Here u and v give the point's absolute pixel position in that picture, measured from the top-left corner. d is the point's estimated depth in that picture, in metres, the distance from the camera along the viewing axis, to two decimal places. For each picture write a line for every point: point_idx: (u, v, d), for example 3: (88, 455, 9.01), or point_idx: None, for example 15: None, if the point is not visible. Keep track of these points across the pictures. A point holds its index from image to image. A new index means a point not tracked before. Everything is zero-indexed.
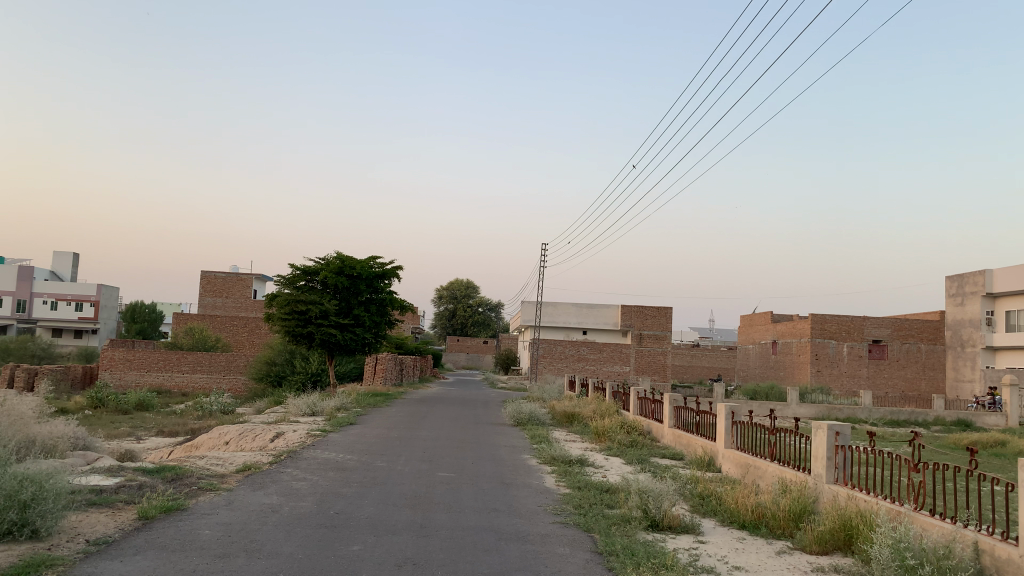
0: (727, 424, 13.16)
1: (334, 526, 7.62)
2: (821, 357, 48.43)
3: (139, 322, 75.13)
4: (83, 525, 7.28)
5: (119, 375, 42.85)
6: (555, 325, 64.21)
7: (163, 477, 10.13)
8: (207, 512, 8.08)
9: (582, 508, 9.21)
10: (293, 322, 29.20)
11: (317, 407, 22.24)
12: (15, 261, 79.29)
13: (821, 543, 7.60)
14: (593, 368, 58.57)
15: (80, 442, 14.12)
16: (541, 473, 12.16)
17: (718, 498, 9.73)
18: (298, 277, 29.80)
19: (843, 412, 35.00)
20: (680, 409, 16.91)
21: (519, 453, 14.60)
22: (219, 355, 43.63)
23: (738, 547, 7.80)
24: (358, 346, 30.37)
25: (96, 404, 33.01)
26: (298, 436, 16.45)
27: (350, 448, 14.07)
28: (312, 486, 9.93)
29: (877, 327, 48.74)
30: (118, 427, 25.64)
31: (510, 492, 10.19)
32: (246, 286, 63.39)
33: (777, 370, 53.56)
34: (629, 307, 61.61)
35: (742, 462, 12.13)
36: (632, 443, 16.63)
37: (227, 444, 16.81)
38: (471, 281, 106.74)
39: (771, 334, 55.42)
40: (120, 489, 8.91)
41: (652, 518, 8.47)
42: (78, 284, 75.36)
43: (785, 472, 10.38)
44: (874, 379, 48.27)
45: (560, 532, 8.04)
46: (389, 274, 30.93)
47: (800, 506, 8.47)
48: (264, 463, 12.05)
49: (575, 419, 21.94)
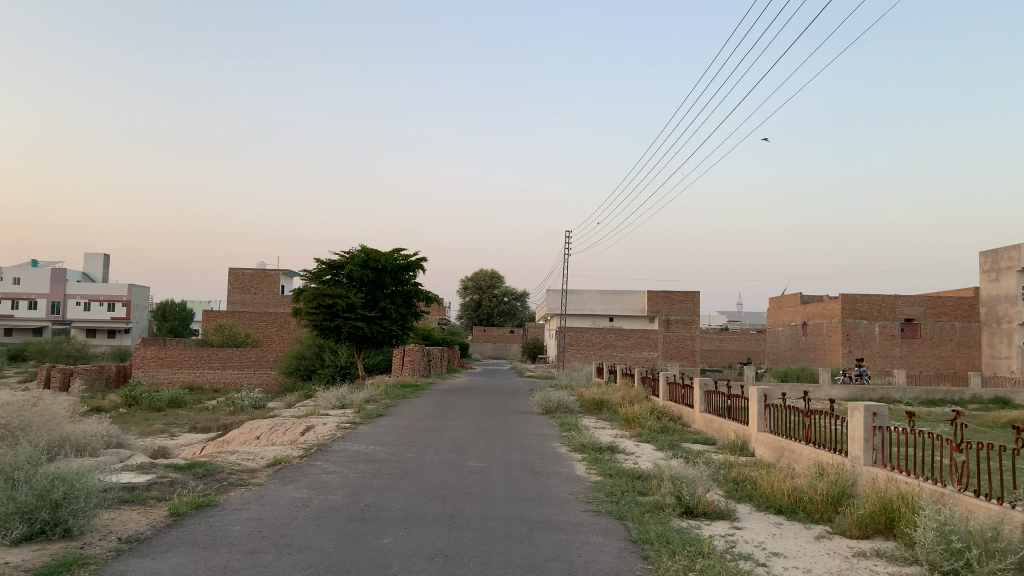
0: (760, 408, 12.94)
1: (364, 519, 7.56)
2: (852, 337, 47.80)
3: (170, 320, 76.10)
4: (115, 523, 7.30)
5: (152, 373, 43.38)
6: (581, 312, 64.02)
7: (194, 473, 10.16)
8: (237, 507, 8.07)
9: (614, 496, 9.08)
10: (320, 316, 29.31)
11: (347, 400, 22.32)
12: (48, 264, 80.76)
13: (861, 527, 7.39)
14: (621, 355, 58.32)
15: (114, 439, 14.26)
16: (571, 461, 12.06)
17: (753, 483, 9.53)
18: (324, 271, 29.91)
19: (876, 393, 34.49)
20: (710, 394, 16.71)
21: (549, 441, 14.51)
22: (249, 351, 44.02)
23: (775, 532, 7.62)
24: (385, 338, 30.44)
25: (130, 402, 33.44)
26: (328, 429, 16.48)
27: (379, 441, 14.05)
28: (342, 478, 9.90)
29: (909, 305, 47.96)
30: (152, 424, 25.98)
31: (541, 481, 10.07)
32: (274, 281, 63.92)
33: (808, 352, 52.94)
34: (656, 293, 61.25)
35: (775, 446, 11.94)
36: (663, 429, 16.46)
37: (259, 439, 16.88)
38: (496, 271, 106.74)
39: (801, 316, 54.77)
40: (152, 486, 8.93)
41: (686, 504, 8.31)
42: (110, 284, 76.51)
43: (821, 455, 10.15)
44: (907, 359, 47.58)
45: (593, 520, 7.92)
46: (414, 266, 30.95)
47: (838, 490, 8.26)
48: (294, 457, 12.06)
49: (604, 405, 21.78)
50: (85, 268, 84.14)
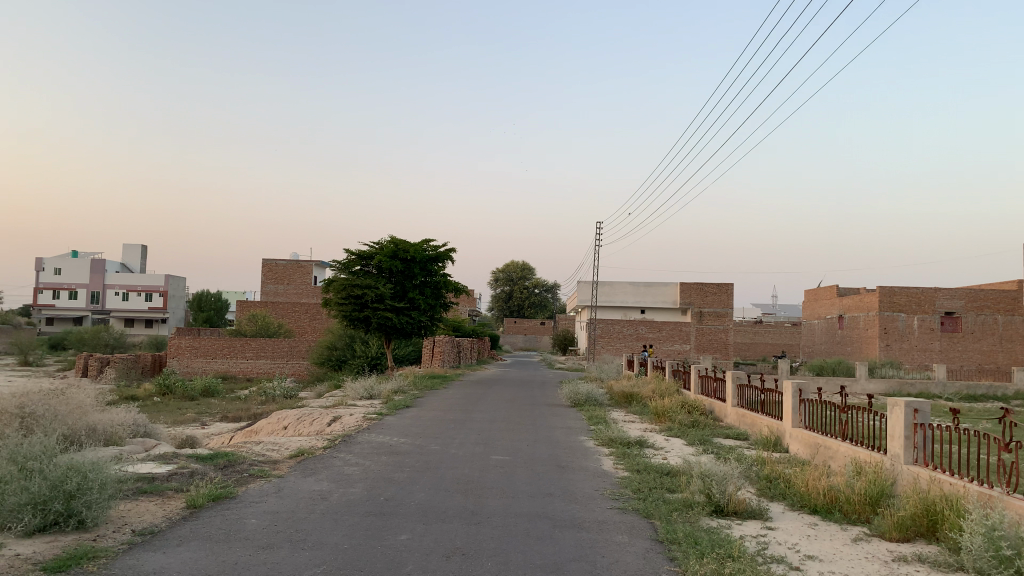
0: (795, 403, 12.52)
1: (383, 514, 7.37)
2: (890, 331, 46.74)
3: (206, 310, 77.09)
4: (130, 514, 7.21)
5: (187, 362, 43.86)
6: (612, 304, 63.57)
7: (215, 464, 10.06)
8: (255, 500, 7.93)
9: (642, 492, 8.79)
10: (349, 307, 29.28)
11: (374, 390, 22.29)
12: (87, 255, 82.26)
13: (901, 529, 7.01)
14: (653, 347, 57.66)
15: (142, 428, 14.31)
16: (598, 455, 11.77)
17: (787, 481, 9.16)
18: (353, 262, 29.89)
19: (915, 388, 33.63)
20: (743, 387, 16.30)
21: (576, 435, 14.21)
22: (281, 341, 44.33)
23: (810, 533, 7.27)
24: (414, 329, 30.36)
25: (164, 391, 33.84)
26: (355, 420, 16.41)
27: (405, 432, 13.88)
28: (364, 471, 9.74)
29: (949, 299, 46.76)
30: (185, 413, 26.18)
31: (566, 476, 9.82)
32: (306, 272, 64.31)
33: (844, 346, 51.91)
34: (688, 285, 60.54)
35: (811, 442, 11.52)
36: (694, 424, 16.09)
37: (286, 429, 16.85)
38: (528, 263, 106.35)
39: (837, 309, 53.64)
40: (171, 476, 8.85)
41: (716, 502, 8.01)
42: (147, 275, 77.66)
43: (858, 453, 9.75)
44: (947, 353, 46.41)
45: (617, 518, 7.64)
46: (443, 256, 30.80)
47: (877, 489, 7.88)
48: (318, 448, 11.95)
49: (634, 399, 21.43)
50: (123, 259, 85.55)
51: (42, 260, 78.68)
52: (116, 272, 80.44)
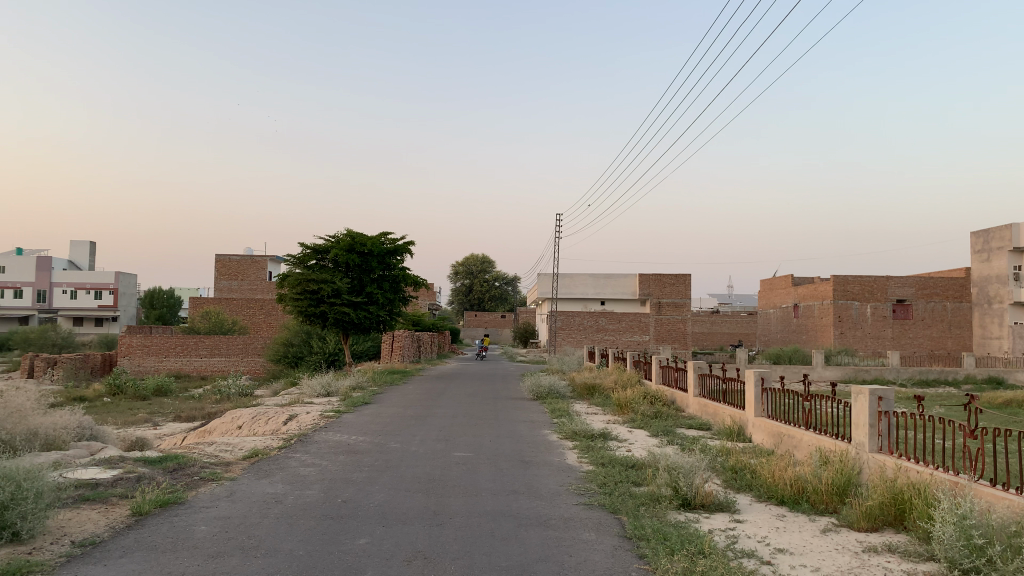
0: (757, 392, 12.49)
1: (340, 517, 7.07)
2: (844, 319, 47.56)
3: (158, 307, 75.32)
4: (71, 524, 6.79)
5: (138, 361, 42.69)
6: (572, 296, 63.71)
7: (164, 468, 9.61)
8: (205, 505, 7.56)
9: (608, 487, 8.61)
10: (305, 303, 28.67)
11: (332, 388, 21.84)
12: (33, 253, 79.69)
13: (870, 519, 6.92)
14: (613, 338, 57.84)
15: (88, 430, 13.73)
16: (562, 450, 11.57)
17: (753, 472, 9.07)
18: (308, 256, 29.30)
19: (870, 374, 34.17)
20: (705, 377, 16.27)
21: (539, 429, 13.99)
22: (236, 338, 43.37)
23: (779, 526, 7.15)
24: (372, 324, 29.90)
25: (115, 391, 32.85)
26: (312, 418, 16.01)
27: (364, 430, 13.53)
28: (321, 472, 9.40)
29: (900, 286, 47.67)
30: (136, 414, 25.42)
31: (529, 472, 9.59)
32: (262, 268, 63.18)
33: (800, 334, 52.70)
34: (647, 276, 60.86)
35: (774, 432, 11.49)
36: (657, 414, 16.00)
37: (241, 429, 16.35)
38: (487, 256, 106.09)
39: (793, 298, 54.40)
40: (117, 482, 8.42)
41: (683, 496, 7.83)
42: (96, 272, 75.56)
43: (823, 441, 9.72)
44: (899, 340, 47.36)
45: (583, 514, 7.45)
46: (401, 250, 30.33)
47: (844, 479, 7.79)
48: (273, 448, 11.54)
49: (596, 391, 21.33)
50: (70, 256, 83.04)
51: None
52: (64, 270, 78.13)
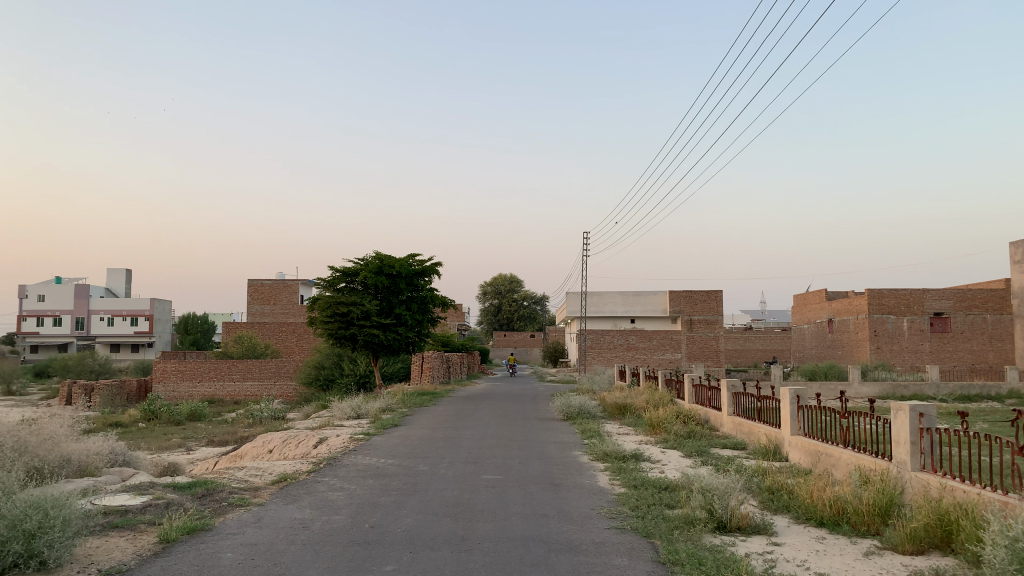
0: (793, 410, 12.19)
1: (367, 543, 6.96)
2: (880, 333, 46.70)
3: (192, 332, 76.29)
4: (98, 552, 6.76)
5: (173, 387, 43.16)
6: (602, 314, 63.38)
7: (192, 494, 9.58)
8: (233, 532, 7.49)
9: (640, 510, 8.41)
10: (335, 325, 28.77)
11: (362, 410, 21.82)
12: (71, 281, 81.33)
13: (915, 541, 6.64)
14: (644, 357, 57.33)
15: (121, 456, 13.81)
16: (593, 471, 11.36)
17: (790, 493, 8.79)
18: (338, 279, 29.45)
19: (909, 389, 33.35)
20: (739, 395, 15.96)
21: (569, 450, 13.79)
22: (269, 362, 43.66)
23: (819, 549, 6.89)
24: (401, 346, 29.90)
25: (149, 417, 33.21)
26: (342, 441, 15.96)
27: (392, 453, 13.43)
28: (348, 497, 9.30)
29: (938, 299, 46.70)
30: (169, 439, 25.59)
31: (558, 495, 9.40)
32: (293, 291, 63.75)
33: (835, 349, 51.80)
34: (677, 293, 60.37)
35: (811, 450, 11.18)
36: (690, 434, 15.70)
37: (271, 453, 16.37)
38: (515, 275, 106.12)
39: (827, 313, 53.60)
40: (146, 509, 8.40)
41: (718, 519, 7.62)
42: (132, 299, 76.79)
43: (862, 460, 9.43)
44: (937, 354, 46.32)
45: (615, 539, 7.25)
46: (430, 271, 30.36)
47: (885, 499, 7.50)
48: (302, 473, 11.48)
49: (627, 410, 21.05)
50: (107, 283, 84.61)
51: (25, 288, 77.80)
52: (101, 297, 79.57)
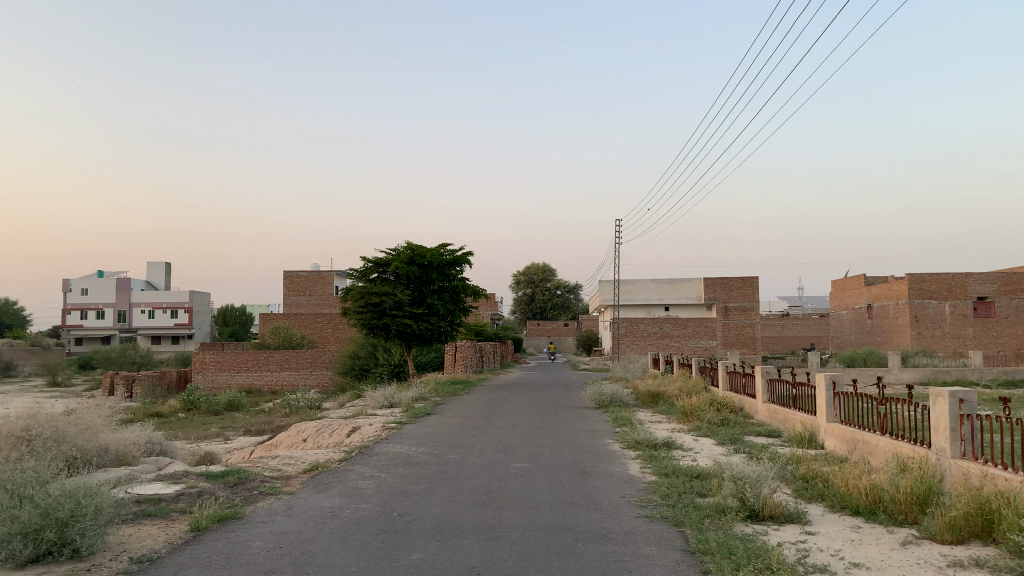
0: (829, 397, 11.95)
1: (395, 531, 6.96)
2: (921, 318, 45.71)
3: (231, 324, 77.49)
4: (131, 540, 6.85)
5: (211, 377, 43.84)
6: (636, 303, 63.01)
7: (225, 482, 9.69)
8: (262, 520, 7.55)
9: (671, 498, 8.29)
10: (368, 315, 28.94)
11: (395, 399, 21.93)
12: (114, 275, 83.11)
13: (955, 531, 6.45)
14: (678, 344, 56.86)
15: (158, 445, 14.03)
16: (624, 460, 11.27)
17: (826, 481, 8.60)
18: (370, 270, 29.62)
19: (952, 376, 32.59)
20: (774, 382, 15.71)
21: (601, 438, 13.69)
22: (305, 352, 44.13)
23: (854, 538, 6.73)
24: (434, 335, 29.99)
25: (189, 406, 33.81)
26: (374, 430, 16.03)
27: (423, 441, 13.48)
28: (378, 485, 9.32)
29: (981, 283, 45.56)
30: (208, 429, 25.97)
31: (589, 483, 9.34)
32: (328, 283, 64.37)
33: (874, 335, 50.88)
34: (712, 280, 59.69)
35: (848, 438, 10.94)
36: (724, 422, 15.50)
37: (305, 441, 16.54)
38: (549, 264, 105.99)
39: (866, 298, 52.64)
40: (178, 497, 8.50)
41: (750, 507, 7.47)
42: (172, 292, 78.19)
43: (900, 447, 9.21)
44: (981, 339, 45.23)
45: (645, 527, 7.16)
46: (461, 261, 30.37)
47: (924, 487, 7.29)
48: (333, 461, 11.54)
49: (660, 398, 20.86)
50: (148, 277, 86.26)
51: (69, 282, 79.64)
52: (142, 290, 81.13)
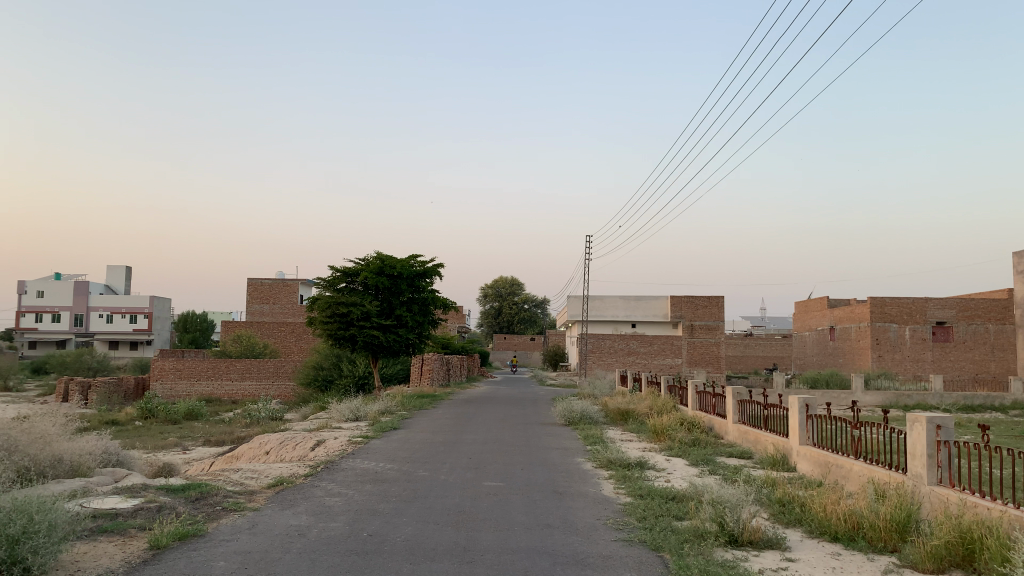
0: (802, 419, 11.92)
1: (366, 552, 6.70)
2: (882, 342, 46.39)
3: (191, 331, 76.03)
4: (85, 559, 6.49)
5: (170, 385, 42.87)
6: (603, 319, 63.15)
7: (186, 496, 9.33)
8: (226, 538, 7.23)
9: (647, 521, 8.14)
10: (334, 325, 28.49)
11: (360, 412, 21.52)
12: (72, 277, 81.15)
13: (936, 560, 6.36)
14: (644, 362, 57.03)
15: (115, 456, 13.53)
16: (597, 480, 11.10)
17: (802, 505, 8.51)
18: (338, 279, 29.21)
19: (912, 399, 33.00)
20: (745, 402, 15.67)
21: (573, 456, 13.53)
22: (267, 361, 43.37)
23: (835, 566, 6.62)
24: (401, 347, 29.63)
25: (146, 415, 32.95)
26: (340, 444, 15.68)
27: (391, 457, 13.18)
28: (347, 502, 9.04)
29: (940, 308, 46.41)
30: (166, 438, 25.28)
31: (564, 504, 9.15)
32: (293, 291, 63.54)
33: (836, 357, 51.54)
34: (678, 298, 60.04)
35: (821, 461, 10.90)
36: (694, 442, 15.41)
37: (267, 455, 16.11)
38: (516, 278, 105.98)
39: (828, 320, 53.34)
40: (136, 513, 8.12)
41: (729, 532, 7.34)
42: (131, 296, 76.51)
43: (875, 472, 9.18)
44: (940, 363, 46.04)
45: (624, 551, 6.99)
46: (431, 272, 30.09)
47: (903, 514, 7.22)
48: (298, 476, 11.21)
49: (630, 416, 20.77)
50: (107, 280, 84.34)
51: (24, 283, 77.51)
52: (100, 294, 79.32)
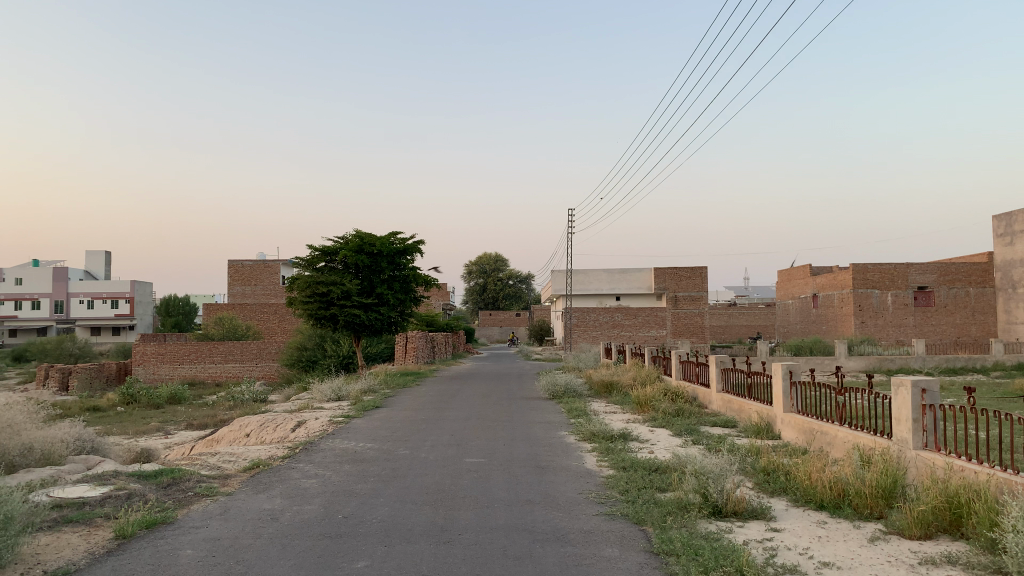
0: (785, 386, 11.78)
1: (340, 536, 6.48)
2: (865, 308, 46.62)
3: (174, 315, 75.37)
4: (47, 551, 6.23)
5: (152, 369, 42.39)
6: (587, 292, 63.15)
7: (157, 483, 9.05)
8: (195, 525, 6.99)
9: (630, 493, 7.97)
10: (315, 305, 28.15)
11: (343, 391, 21.28)
12: (50, 264, 80.07)
13: (923, 525, 6.23)
14: (629, 334, 57.11)
15: (89, 443, 13.22)
16: (581, 453, 10.92)
17: (786, 473, 8.39)
18: (317, 258, 28.80)
19: (895, 363, 33.15)
20: (727, 371, 15.57)
21: (555, 430, 13.35)
22: (250, 343, 42.95)
23: (820, 535, 6.48)
24: (383, 325, 29.38)
25: (128, 400, 32.59)
26: (320, 424, 15.46)
27: (371, 436, 12.93)
28: (322, 484, 8.80)
29: (921, 273, 46.62)
30: (148, 423, 25.01)
31: (545, 479, 8.97)
32: (274, 272, 62.98)
33: (819, 324, 51.77)
34: (662, 269, 59.93)
35: (805, 429, 10.76)
36: (678, 412, 15.28)
37: (248, 437, 15.85)
38: (500, 254, 105.79)
39: (811, 288, 53.49)
40: (104, 501, 7.86)
41: (713, 503, 7.18)
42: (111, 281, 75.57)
43: (860, 438, 9.05)
44: (921, 328, 46.36)
45: (605, 526, 6.82)
46: (411, 249, 29.74)
47: (889, 481, 7.08)
48: (276, 459, 10.94)
49: (614, 388, 20.67)
50: (86, 266, 83.25)
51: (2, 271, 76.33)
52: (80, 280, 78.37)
